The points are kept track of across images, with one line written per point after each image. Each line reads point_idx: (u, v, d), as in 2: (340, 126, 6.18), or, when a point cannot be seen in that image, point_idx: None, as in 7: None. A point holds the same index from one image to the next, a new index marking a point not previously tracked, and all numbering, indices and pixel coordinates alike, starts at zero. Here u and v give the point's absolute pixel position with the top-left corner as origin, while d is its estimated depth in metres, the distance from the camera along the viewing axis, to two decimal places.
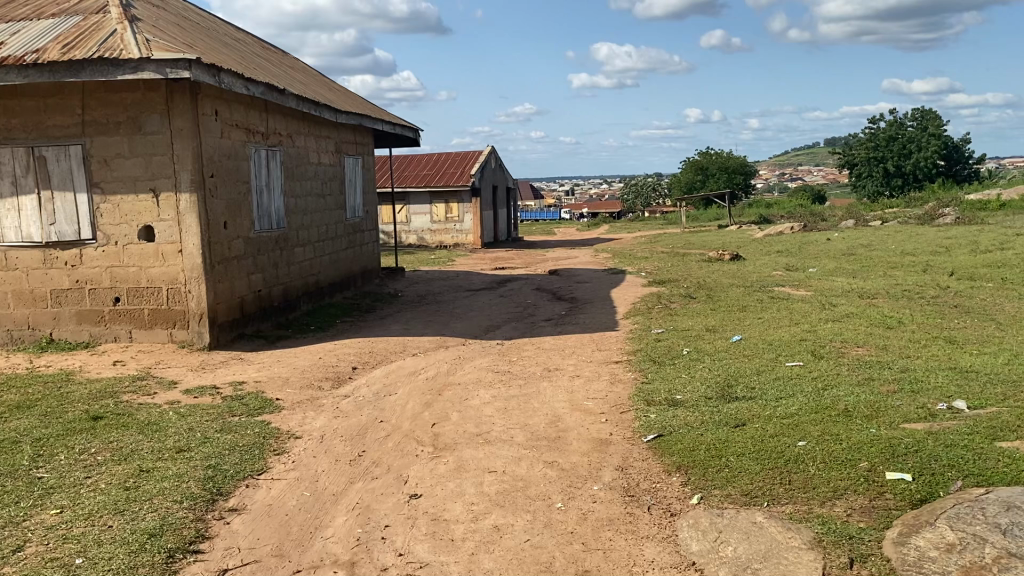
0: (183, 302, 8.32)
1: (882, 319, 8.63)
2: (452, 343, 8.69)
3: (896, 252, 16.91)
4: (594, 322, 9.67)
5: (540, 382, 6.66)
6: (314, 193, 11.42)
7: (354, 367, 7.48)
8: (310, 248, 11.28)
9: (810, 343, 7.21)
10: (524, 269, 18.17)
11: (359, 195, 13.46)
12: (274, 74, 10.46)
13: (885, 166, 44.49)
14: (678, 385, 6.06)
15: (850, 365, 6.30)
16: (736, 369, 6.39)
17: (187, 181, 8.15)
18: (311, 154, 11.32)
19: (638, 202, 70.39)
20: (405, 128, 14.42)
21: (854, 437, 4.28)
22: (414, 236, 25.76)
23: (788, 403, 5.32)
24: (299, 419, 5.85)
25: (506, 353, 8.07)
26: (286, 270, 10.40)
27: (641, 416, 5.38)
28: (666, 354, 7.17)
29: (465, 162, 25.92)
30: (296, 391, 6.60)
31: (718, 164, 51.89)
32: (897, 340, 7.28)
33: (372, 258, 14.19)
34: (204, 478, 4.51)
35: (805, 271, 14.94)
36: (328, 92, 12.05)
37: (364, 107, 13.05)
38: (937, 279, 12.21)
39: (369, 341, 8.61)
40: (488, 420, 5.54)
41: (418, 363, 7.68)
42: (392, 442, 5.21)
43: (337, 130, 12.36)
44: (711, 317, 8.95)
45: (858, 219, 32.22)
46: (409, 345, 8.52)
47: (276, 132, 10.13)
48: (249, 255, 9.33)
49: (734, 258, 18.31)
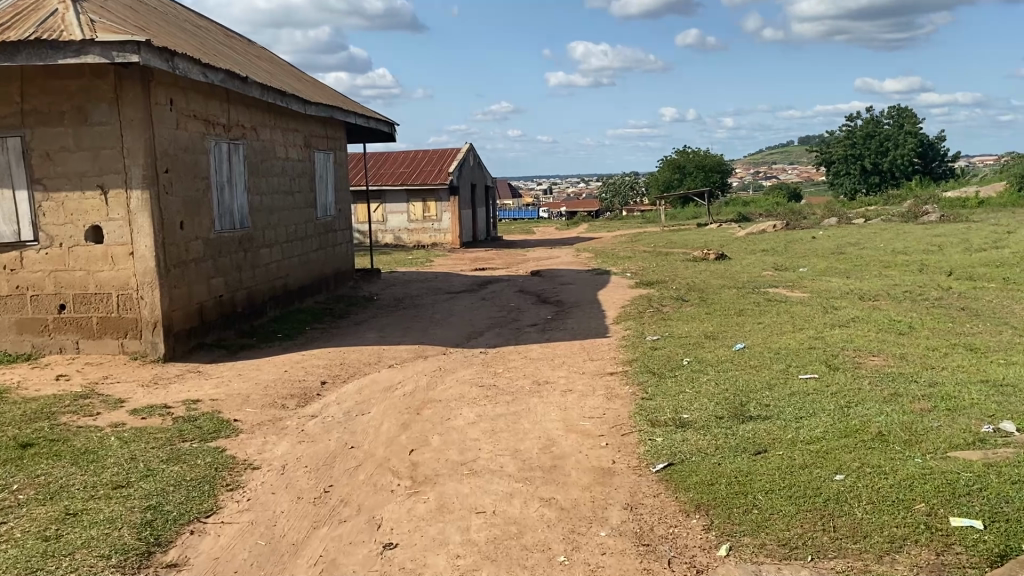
0: (135, 310, 7.60)
1: (891, 323, 8.08)
2: (432, 353, 8.03)
3: (886, 251, 16.47)
4: (583, 328, 9.05)
5: (529, 398, 6.02)
6: (281, 190, 10.71)
7: (323, 382, 6.80)
8: (278, 249, 10.58)
9: (820, 352, 6.64)
10: (505, 270, 17.52)
11: (331, 193, 12.76)
12: (237, 62, 9.74)
13: (862, 164, 44.31)
14: (683, 402, 5.42)
15: (871, 378, 5.72)
16: (745, 383, 5.77)
17: (139, 176, 7.43)
18: (277, 149, 10.61)
19: (616, 201, 70.05)
20: (380, 121, 13.73)
21: (900, 471, 3.70)
22: (391, 236, 25.06)
23: (811, 424, 4.72)
24: (258, 446, 5.18)
25: (491, 364, 7.43)
26: (251, 273, 9.70)
27: (645, 439, 4.73)
28: (665, 365, 6.54)
29: (443, 159, 25.24)
30: (257, 411, 5.94)
31: (696, 162, 51.48)
32: (915, 349, 6.71)
33: (345, 260, 13.49)
34: (140, 524, 3.83)
35: (796, 270, 14.44)
36: (296, 82, 11.35)
37: (335, 99, 12.35)
38: (936, 280, 11.71)
39: (341, 352, 7.94)
40: (473, 445, 4.90)
41: (394, 376, 7.02)
42: (364, 474, 4.56)
43: (307, 123, 11.66)
44: (708, 322, 8.37)
45: (839, 217, 31.90)
46: (384, 355, 7.86)
47: (238, 125, 9.42)
48: (209, 257, 8.63)
49: (719, 257, 17.80)
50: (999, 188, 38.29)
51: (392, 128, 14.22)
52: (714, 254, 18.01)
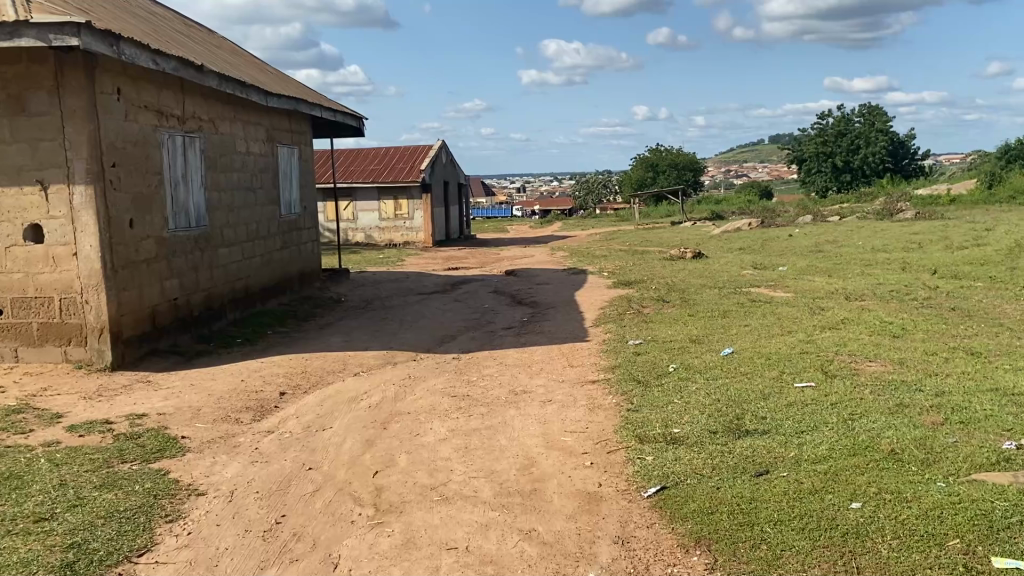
0: (79, 315, 7.04)
1: (882, 325, 7.72)
2: (401, 359, 7.55)
3: (865, 249, 16.22)
4: (561, 331, 8.61)
5: (506, 410, 5.57)
6: (242, 186, 10.17)
7: (282, 394, 6.30)
8: (238, 249, 10.03)
9: (813, 358, 6.25)
10: (478, 270, 17.06)
11: (296, 189, 12.22)
12: (193, 50, 9.20)
13: (834, 162, 44.38)
14: (673, 413, 5.00)
15: (871, 387, 5.33)
16: (738, 392, 5.35)
17: (82, 171, 6.87)
18: (238, 143, 10.07)
19: (589, 200, 69.72)
20: (347, 115, 13.20)
21: (925, 499, 3.29)
22: (362, 235, 24.49)
23: (815, 441, 4.30)
24: (206, 468, 4.68)
25: (464, 371, 6.96)
26: (208, 274, 9.14)
27: (634, 458, 4.30)
28: (651, 372, 6.12)
29: (415, 156, 24.73)
30: (208, 427, 5.43)
31: (668, 160, 51.30)
32: (913, 352, 6.33)
33: (312, 259, 12.94)
34: (59, 567, 3.31)
35: (776, 269, 14.11)
36: (258, 73, 10.80)
37: (300, 91, 11.82)
38: (920, 278, 11.40)
39: (303, 359, 7.43)
40: (444, 467, 4.43)
41: (360, 386, 6.53)
42: (322, 501, 4.08)
43: (269, 116, 11.12)
44: (692, 324, 7.98)
45: (814, 215, 31.78)
46: (349, 362, 7.37)
47: (194, 116, 8.88)
48: (162, 258, 8.08)
49: (697, 255, 17.47)
50: (970, 185, 38.44)
51: (361, 123, 13.69)
52: (691, 252, 17.64)
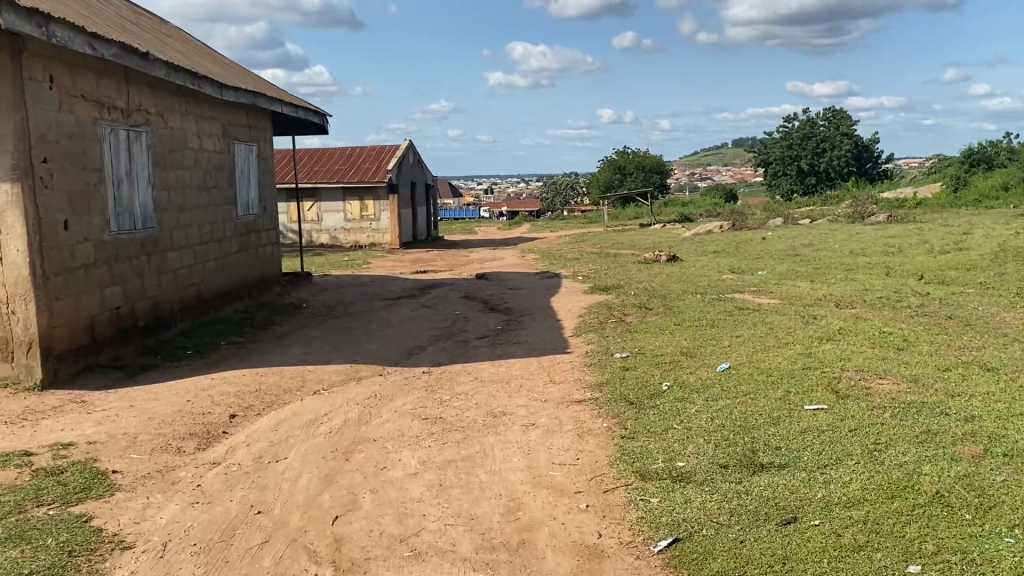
0: (5, 328, 6.33)
1: (882, 336, 7.21)
2: (366, 375, 6.91)
3: (843, 254, 15.82)
4: (538, 342, 8.02)
5: (485, 437, 4.96)
6: (194, 185, 9.45)
7: (232, 418, 5.64)
8: (190, 252, 9.31)
9: (819, 375, 5.71)
10: (448, 273, 16.42)
11: (254, 189, 11.49)
12: (140, 38, 8.48)
13: (800, 164, 44.32)
14: (674, 442, 4.43)
15: (891, 409, 4.81)
16: (744, 416, 4.79)
17: (8, 167, 6.16)
18: (190, 138, 9.35)
19: (557, 200, 69.01)
20: (310, 111, 12.49)
21: (997, 566, 2.75)
22: (326, 236, 23.74)
23: (843, 478, 3.76)
24: (137, 512, 4.01)
25: (436, 389, 6.34)
26: (156, 281, 8.43)
27: (637, 500, 3.73)
28: (643, 391, 5.54)
29: (381, 156, 24.01)
30: (144, 460, 4.76)
31: (635, 162, 51.11)
32: (925, 368, 5.82)
33: (272, 263, 12.22)
34: None
35: (754, 274, 13.65)
36: (213, 64, 10.08)
37: (258, 84, 11.10)
38: (907, 284, 10.98)
39: (258, 376, 6.75)
40: (416, 512, 3.81)
41: (320, 407, 5.88)
42: (271, 556, 3.45)
43: (225, 111, 10.40)
44: (680, 335, 7.42)
45: (785, 217, 31.58)
46: (309, 379, 6.71)
47: (140, 109, 8.16)
48: (103, 263, 7.36)
49: (672, 258, 16.98)
50: (935, 188, 38.55)
51: (325, 120, 13.02)
52: (665, 255, 17.13)
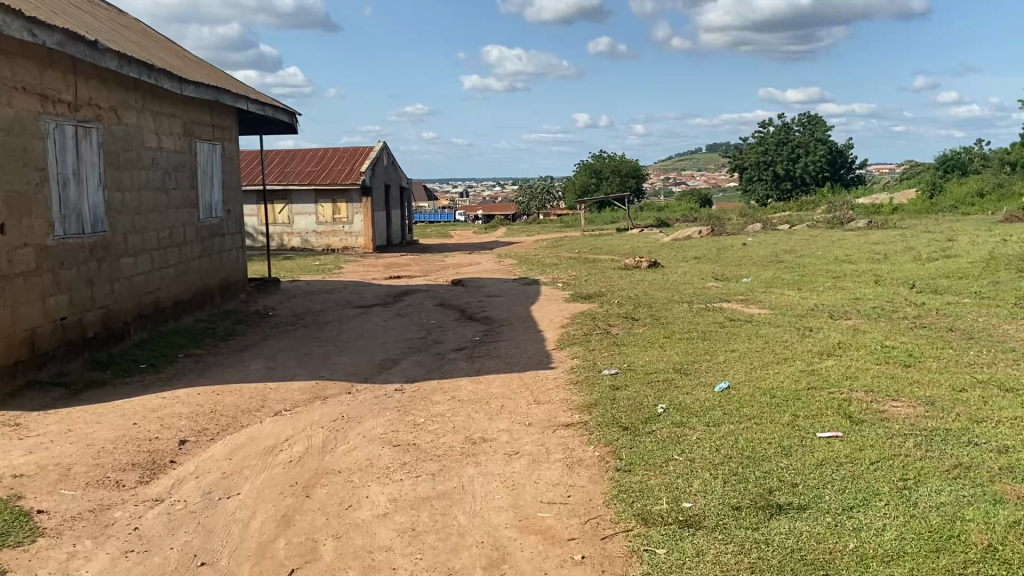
0: None
1: (886, 350, 6.80)
2: (333, 394, 6.37)
3: (827, 261, 15.48)
4: (519, 355, 7.51)
5: (463, 469, 4.44)
6: (152, 186, 8.85)
7: (182, 445, 5.08)
8: (146, 258, 8.70)
9: (827, 396, 5.26)
10: (423, 279, 15.90)
11: (218, 191, 10.89)
12: (91, 26, 7.88)
13: (774, 170, 44.17)
14: (677, 479, 3.93)
15: (914, 437, 4.34)
16: (752, 447, 4.32)
17: None
18: (147, 136, 8.75)
19: (533, 204, 68.46)
20: (278, 109, 11.91)
21: None
22: (298, 239, 23.09)
23: (874, 525, 3.29)
24: (60, 564, 3.44)
25: (408, 410, 5.83)
26: (108, 289, 7.82)
27: (640, 552, 3.24)
28: (636, 414, 5.04)
29: (355, 158, 23.44)
30: (78, 496, 4.19)
31: (611, 166, 50.83)
32: (939, 388, 5.37)
33: (237, 269, 11.61)
34: None
35: (739, 281, 13.27)
36: (173, 58, 9.48)
37: (223, 80, 10.51)
38: (899, 293, 10.61)
39: (215, 395, 6.19)
40: (384, 564, 3.29)
41: (280, 433, 5.34)
42: None
43: (186, 108, 9.81)
44: (671, 349, 6.97)
45: (764, 223, 31.30)
46: (270, 399, 6.17)
47: (90, 104, 7.55)
48: (46, 270, 6.76)
49: (653, 265, 16.57)
50: (911, 195, 38.53)
51: (294, 120, 12.46)
52: (647, 261, 16.71)
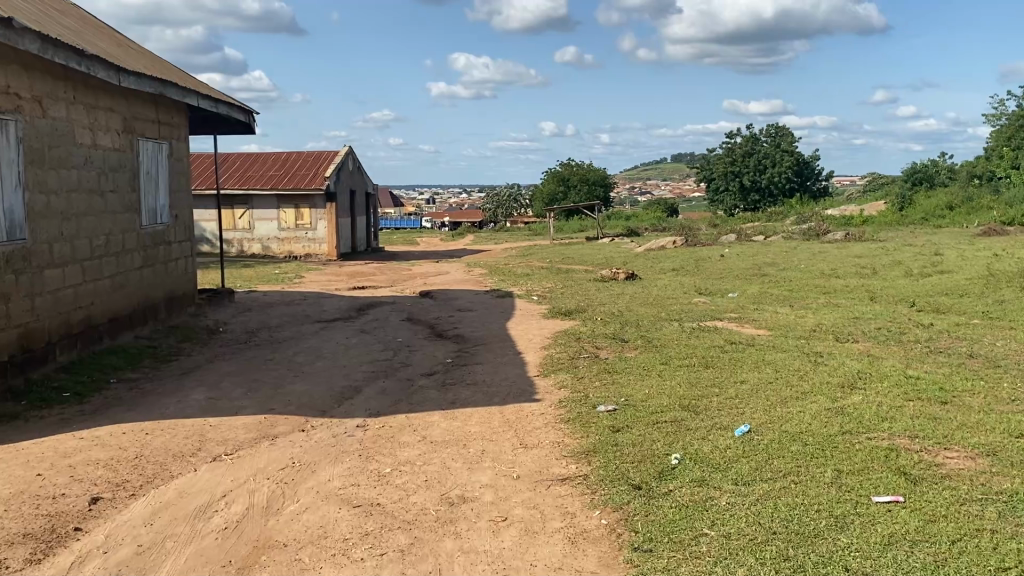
0: None
1: (915, 383, 6.02)
2: (283, 433, 5.47)
3: (812, 275, 14.81)
4: (499, 383, 6.64)
5: (440, 544, 3.57)
6: (84, 188, 7.86)
7: (93, 505, 4.14)
8: (78, 269, 7.70)
9: (868, 445, 4.46)
10: (390, 290, 14.96)
11: (164, 194, 9.89)
12: (13, 4, 6.90)
13: (741, 181, 43.78)
14: (715, 569, 3.10)
15: (994, 505, 3.55)
16: (800, 519, 3.51)
17: None
18: (79, 132, 7.76)
19: (500, 211, 67.49)
20: (233, 106, 10.93)
21: None
22: (258, 245, 22.04)
23: None
24: None
25: (373, 455, 4.94)
26: (28, 304, 6.82)
27: None
28: (647, 469, 4.22)
29: (320, 162, 22.45)
30: None
31: (578, 176, 50.25)
32: (994, 434, 4.61)
33: (185, 279, 10.60)
34: None
35: (724, 296, 12.55)
36: (112, 46, 8.50)
37: (170, 73, 9.54)
38: (900, 313, 9.92)
39: (143, 435, 5.25)
40: None
41: (216, 489, 4.42)
42: None
43: (127, 102, 8.83)
44: (671, 379, 6.16)
45: (736, 234, 30.75)
46: (209, 441, 5.24)
47: (7, 92, 6.57)
48: None
49: (630, 277, 15.78)
50: (879, 207, 38.35)
51: (251, 119, 11.50)
52: (624, 273, 15.92)
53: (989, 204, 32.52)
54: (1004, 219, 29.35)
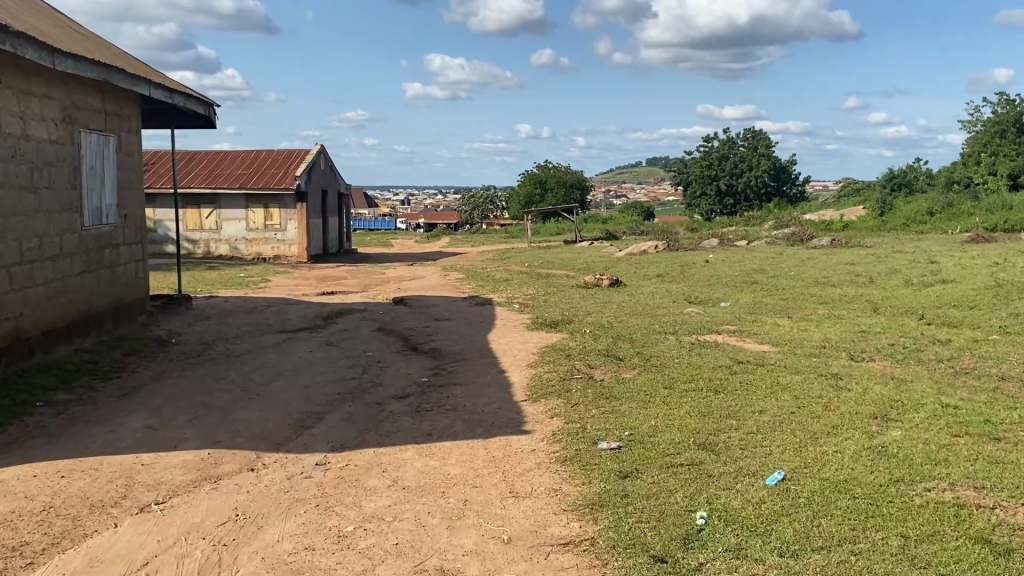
0: None
1: (959, 415, 5.28)
2: (229, 474, 4.62)
3: (805, 283, 14.15)
4: (483, 410, 5.84)
5: None
6: (13, 183, 6.96)
7: None
8: (3, 275, 6.78)
9: (931, 500, 3.71)
10: (361, 296, 14.10)
11: (110, 192, 8.98)
12: None
13: (717, 185, 43.29)
14: None
15: None
16: None
17: None
18: (6, 119, 6.86)
19: (475, 212, 66.47)
20: (191, 97, 10.03)
21: None
22: (225, 246, 21.05)
23: None
24: None
25: (332, 505, 4.11)
26: None
27: None
28: (667, 533, 3.44)
29: (291, 162, 21.52)
30: None
31: (555, 178, 49.50)
32: None
33: (135, 284, 9.69)
34: None
35: (716, 305, 11.84)
36: (50, 26, 7.60)
37: (118, 59, 8.65)
38: (911, 327, 9.22)
39: (60, 479, 4.38)
40: None
41: (137, 556, 3.57)
42: None
43: (67, 89, 7.93)
44: (681, 409, 5.38)
45: (718, 238, 30.04)
46: (138, 485, 4.38)
47: None
48: None
49: (614, 283, 15.04)
50: (859, 213, 37.96)
51: (211, 112, 10.61)
52: (608, 279, 15.18)
53: (970, 210, 32.13)
54: (987, 226, 28.97)
